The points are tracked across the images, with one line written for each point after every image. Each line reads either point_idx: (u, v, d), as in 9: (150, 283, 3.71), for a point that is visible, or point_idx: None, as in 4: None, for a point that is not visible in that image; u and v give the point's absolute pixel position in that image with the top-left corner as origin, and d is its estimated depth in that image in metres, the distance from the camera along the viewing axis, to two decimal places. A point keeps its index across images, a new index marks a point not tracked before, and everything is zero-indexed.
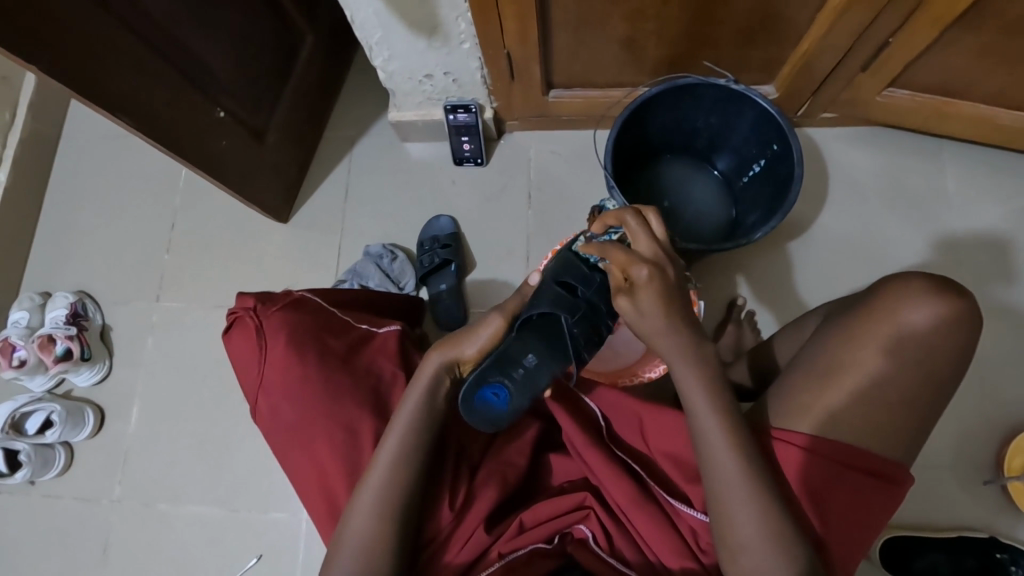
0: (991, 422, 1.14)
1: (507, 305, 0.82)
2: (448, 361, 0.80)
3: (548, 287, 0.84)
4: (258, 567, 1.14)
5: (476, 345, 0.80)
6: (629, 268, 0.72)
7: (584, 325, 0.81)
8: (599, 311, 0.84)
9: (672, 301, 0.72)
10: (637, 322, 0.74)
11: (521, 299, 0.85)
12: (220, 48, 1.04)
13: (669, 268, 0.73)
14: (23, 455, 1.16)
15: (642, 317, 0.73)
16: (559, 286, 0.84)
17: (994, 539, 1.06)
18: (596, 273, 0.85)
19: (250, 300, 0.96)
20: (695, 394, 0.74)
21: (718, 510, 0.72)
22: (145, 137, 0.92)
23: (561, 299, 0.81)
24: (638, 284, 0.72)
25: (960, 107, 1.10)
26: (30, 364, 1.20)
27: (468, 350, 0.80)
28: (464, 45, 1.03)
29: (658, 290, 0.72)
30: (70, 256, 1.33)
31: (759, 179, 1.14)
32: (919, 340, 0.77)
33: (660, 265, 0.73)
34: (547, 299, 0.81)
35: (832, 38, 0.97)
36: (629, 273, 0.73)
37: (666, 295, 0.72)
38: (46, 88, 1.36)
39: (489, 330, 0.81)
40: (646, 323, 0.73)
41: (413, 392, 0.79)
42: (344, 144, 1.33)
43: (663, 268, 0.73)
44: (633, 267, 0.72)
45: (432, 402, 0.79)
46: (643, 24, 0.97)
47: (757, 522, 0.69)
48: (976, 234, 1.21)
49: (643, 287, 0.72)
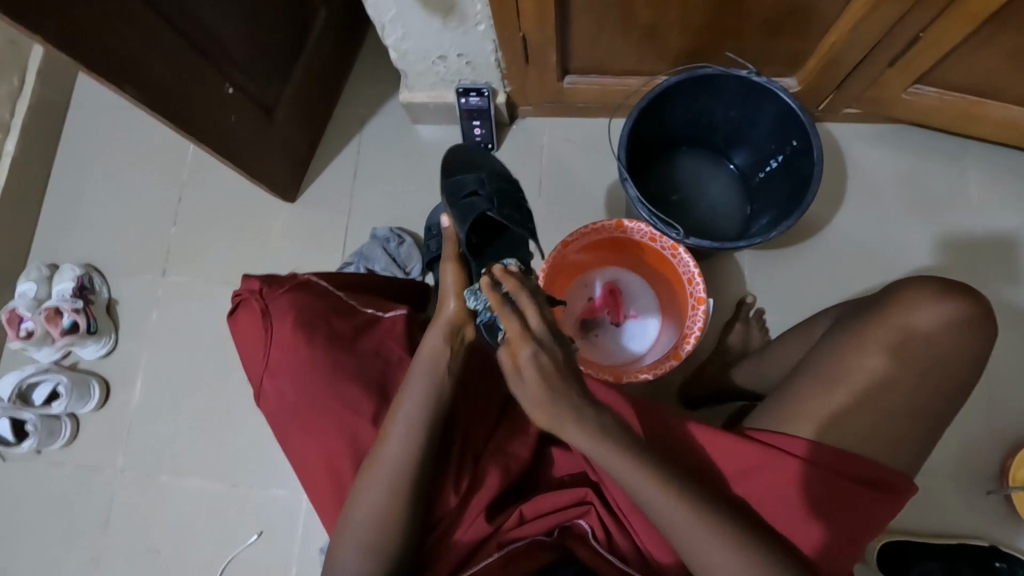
0: (999, 430, 1.13)
1: (447, 250, 0.79)
2: (449, 326, 0.76)
3: (458, 207, 0.91)
4: (258, 543, 1.16)
5: (456, 298, 0.75)
6: (518, 341, 0.64)
7: (507, 208, 0.91)
8: (507, 190, 0.94)
9: (557, 381, 0.65)
10: (525, 401, 0.67)
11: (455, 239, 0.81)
12: (231, 20, 1.02)
13: (556, 349, 0.65)
14: (30, 425, 1.17)
15: (525, 398, 0.66)
16: (467, 199, 0.91)
17: (992, 548, 1.05)
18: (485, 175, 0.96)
19: (255, 282, 0.95)
20: (610, 458, 0.68)
21: (681, 541, 0.69)
22: (152, 113, 0.90)
23: (476, 204, 0.90)
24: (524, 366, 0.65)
25: (989, 108, 1.06)
26: (37, 335, 1.21)
27: (451, 306, 0.75)
28: (479, 26, 1.00)
29: (541, 371, 0.64)
30: (78, 227, 1.33)
31: (777, 175, 1.12)
32: (924, 343, 0.77)
33: (548, 344, 0.65)
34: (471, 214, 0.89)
35: (860, 32, 0.94)
36: (512, 350, 0.65)
37: (550, 379, 0.65)
38: (54, 56, 1.34)
39: (451, 276, 0.76)
40: (530, 405, 0.67)
41: (419, 375, 0.77)
42: (355, 123, 1.31)
43: (550, 349, 0.65)
44: (520, 345, 0.64)
45: (437, 392, 0.76)
46: (666, 12, 0.94)
47: (722, 547, 0.68)
48: (995, 238, 1.18)
49: (526, 369, 0.64)
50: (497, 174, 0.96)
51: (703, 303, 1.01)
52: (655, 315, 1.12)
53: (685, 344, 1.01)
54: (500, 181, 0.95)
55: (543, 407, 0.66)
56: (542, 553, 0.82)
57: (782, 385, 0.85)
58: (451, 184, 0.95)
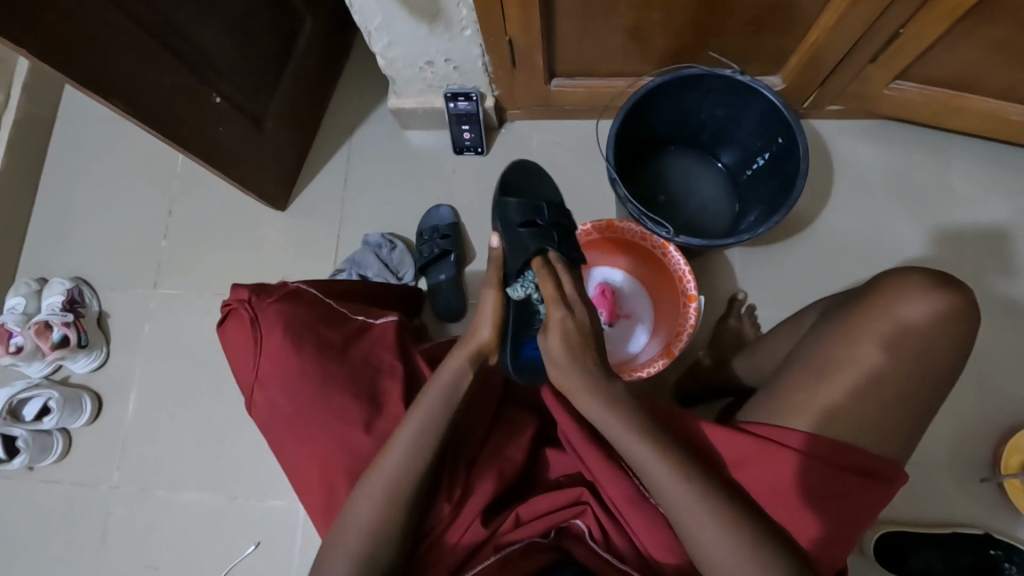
0: (990, 418, 1.14)
1: (492, 276, 0.89)
2: (473, 351, 0.85)
3: (512, 237, 0.90)
4: (256, 554, 1.15)
5: (489, 324, 0.87)
6: (550, 307, 0.84)
7: (564, 246, 0.91)
8: (564, 225, 0.93)
9: (577, 342, 0.83)
10: (552, 363, 0.83)
11: (499, 264, 0.89)
12: (217, 30, 1.02)
13: (582, 315, 0.85)
14: (21, 441, 1.16)
15: (550, 353, 0.84)
16: (523, 230, 0.90)
17: (988, 536, 1.06)
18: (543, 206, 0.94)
19: (244, 291, 0.93)
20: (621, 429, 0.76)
21: (681, 525, 0.71)
22: (139, 124, 0.89)
23: (528, 238, 0.89)
24: (554, 324, 0.84)
25: (969, 101, 1.08)
26: (27, 351, 1.19)
27: (485, 332, 0.86)
28: (466, 31, 1.01)
29: (566, 329, 0.83)
30: (67, 241, 1.32)
31: (764, 172, 1.13)
32: (913, 336, 0.77)
33: (576, 312, 0.85)
34: (523, 243, 0.89)
35: (841, 29, 0.95)
36: (547, 313, 0.84)
37: (571, 340, 0.83)
38: (40, 70, 1.33)
39: (489, 306, 0.87)
40: (552, 361, 0.83)
41: (436, 390, 0.81)
42: (344, 131, 1.32)
43: (579, 317, 0.84)
44: (552, 307, 0.84)
45: (451, 407, 0.80)
46: (649, 13, 0.95)
47: (723, 531, 0.69)
48: (980, 229, 1.20)
49: (556, 327, 0.84)
50: (555, 207, 0.94)
51: (693, 300, 1.03)
52: (649, 318, 1.12)
53: (676, 343, 1.03)
54: (557, 215, 0.93)
55: (561, 363, 0.82)
56: (540, 554, 0.82)
57: (773, 377, 0.86)
58: (502, 210, 0.93)
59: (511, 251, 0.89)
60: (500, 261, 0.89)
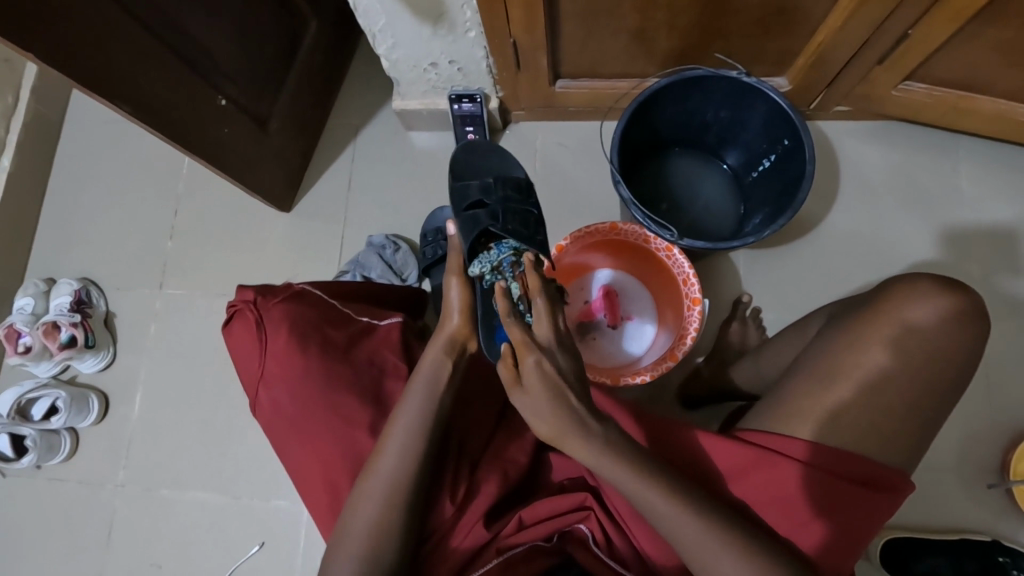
0: (998, 424, 1.12)
1: (453, 262, 0.84)
2: (449, 343, 0.81)
3: (461, 218, 0.91)
4: (260, 554, 1.16)
5: (457, 310, 0.81)
6: (523, 353, 0.69)
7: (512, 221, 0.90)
8: (513, 199, 0.93)
9: (560, 390, 0.68)
10: (534, 419, 0.70)
11: (458, 251, 0.86)
12: (223, 32, 1.02)
13: (562, 358, 0.70)
14: (29, 440, 1.17)
15: (532, 410, 0.69)
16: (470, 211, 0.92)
17: (996, 542, 1.05)
18: (492, 183, 0.94)
19: (250, 292, 0.93)
20: (613, 471, 0.69)
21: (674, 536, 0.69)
22: (144, 125, 0.90)
23: (478, 217, 0.90)
24: (529, 373, 0.68)
25: (978, 102, 1.07)
26: (35, 350, 1.21)
27: (454, 321, 0.81)
28: (470, 32, 1.01)
29: (545, 379, 0.68)
30: (75, 242, 1.33)
31: (769, 174, 1.12)
32: (923, 340, 0.76)
33: (552, 351, 0.69)
34: (474, 225, 0.89)
35: (847, 31, 0.94)
36: (519, 358, 0.69)
37: (552, 387, 0.68)
38: (48, 72, 1.34)
39: (455, 293, 0.82)
40: (538, 418, 0.69)
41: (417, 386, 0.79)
42: (349, 132, 1.32)
43: (558, 359, 0.69)
44: (524, 352, 0.69)
45: (435, 402, 0.78)
46: (654, 14, 0.94)
47: (718, 539, 0.68)
48: (989, 230, 1.18)
49: (531, 376, 0.68)
50: (508, 181, 0.94)
51: (698, 303, 1.02)
52: (650, 320, 1.12)
53: (682, 346, 1.02)
54: (508, 189, 0.93)
55: (550, 420, 0.69)
56: (543, 558, 0.81)
57: (778, 384, 0.85)
58: (457, 191, 0.95)
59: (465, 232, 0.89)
60: (458, 249, 0.86)
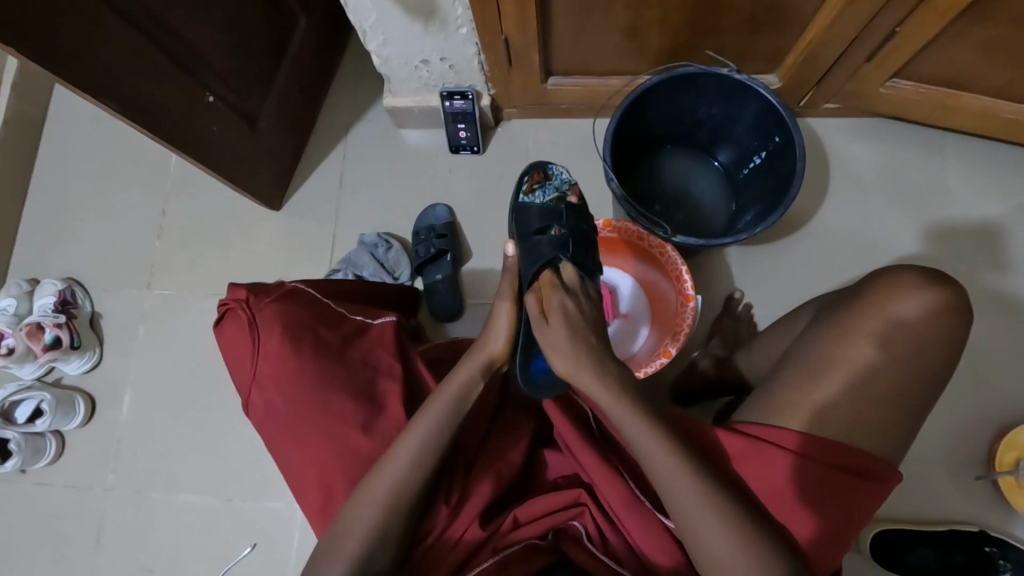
0: (984, 416, 1.14)
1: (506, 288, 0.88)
2: (486, 362, 0.84)
3: (526, 244, 0.89)
4: (252, 556, 1.15)
5: (502, 337, 0.85)
6: (548, 293, 0.83)
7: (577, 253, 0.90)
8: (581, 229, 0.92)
9: (580, 328, 0.81)
10: (557, 358, 0.80)
11: (513, 275, 0.89)
12: (211, 28, 1.00)
13: (584, 305, 0.84)
14: (14, 444, 1.14)
15: (553, 344, 0.81)
16: (537, 237, 0.89)
17: (984, 533, 1.07)
18: (562, 209, 0.92)
19: (241, 290, 0.91)
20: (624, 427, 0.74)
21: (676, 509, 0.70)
22: (131, 123, 0.88)
23: (541, 247, 0.88)
24: (555, 309, 0.82)
25: (963, 99, 1.09)
26: (18, 352, 1.18)
27: (498, 345, 0.85)
28: (462, 29, 1.00)
29: (565, 313, 0.82)
30: (59, 241, 1.31)
31: (760, 171, 1.13)
32: (911, 333, 0.77)
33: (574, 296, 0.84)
34: (539, 252, 0.88)
35: (837, 28, 0.95)
36: (547, 296, 0.83)
37: (572, 326, 0.81)
38: (29, 68, 1.32)
39: (502, 319, 0.86)
40: (557, 352, 0.80)
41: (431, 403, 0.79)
42: (339, 129, 1.31)
43: (580, 308, 0.83)
44: (551, 291, 0.83)
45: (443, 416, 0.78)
46: (646, 12, 0.94)
47: (720, 527, 0.68)
48: (974, 226, 1.20)
49: (556, 310, 0.82)
50: (575, 210, 0.92)
51: (692, 300, 1.02)
52: (647, 318, 1.13)
53: (675, 343, 1.03)
54: (577, 221, 0.91)
55: (568, 351, 0.80)
56: (538, 556, 0.81)
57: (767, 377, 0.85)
58: (518, 218, 0.92)
59: (527, 260, 0.88)
60: (514, 270, 0.89)
